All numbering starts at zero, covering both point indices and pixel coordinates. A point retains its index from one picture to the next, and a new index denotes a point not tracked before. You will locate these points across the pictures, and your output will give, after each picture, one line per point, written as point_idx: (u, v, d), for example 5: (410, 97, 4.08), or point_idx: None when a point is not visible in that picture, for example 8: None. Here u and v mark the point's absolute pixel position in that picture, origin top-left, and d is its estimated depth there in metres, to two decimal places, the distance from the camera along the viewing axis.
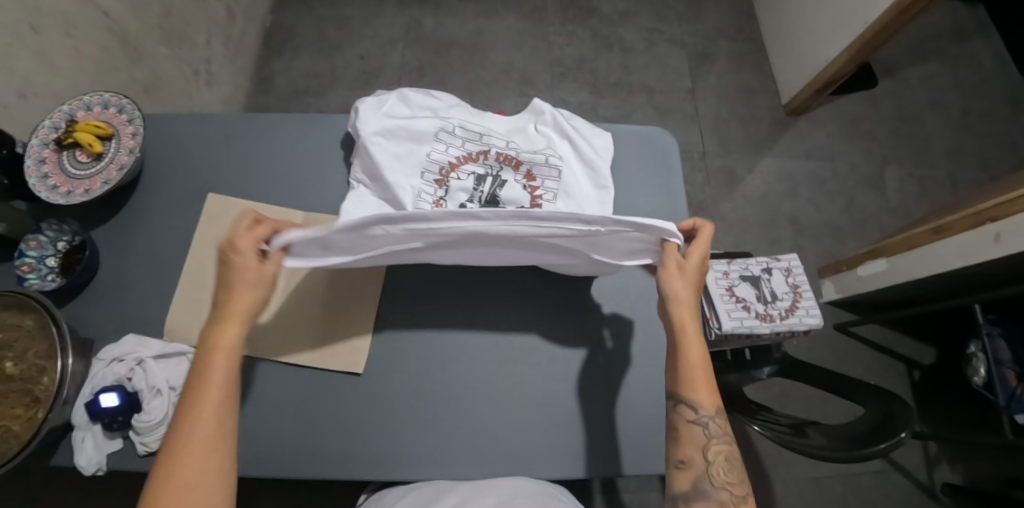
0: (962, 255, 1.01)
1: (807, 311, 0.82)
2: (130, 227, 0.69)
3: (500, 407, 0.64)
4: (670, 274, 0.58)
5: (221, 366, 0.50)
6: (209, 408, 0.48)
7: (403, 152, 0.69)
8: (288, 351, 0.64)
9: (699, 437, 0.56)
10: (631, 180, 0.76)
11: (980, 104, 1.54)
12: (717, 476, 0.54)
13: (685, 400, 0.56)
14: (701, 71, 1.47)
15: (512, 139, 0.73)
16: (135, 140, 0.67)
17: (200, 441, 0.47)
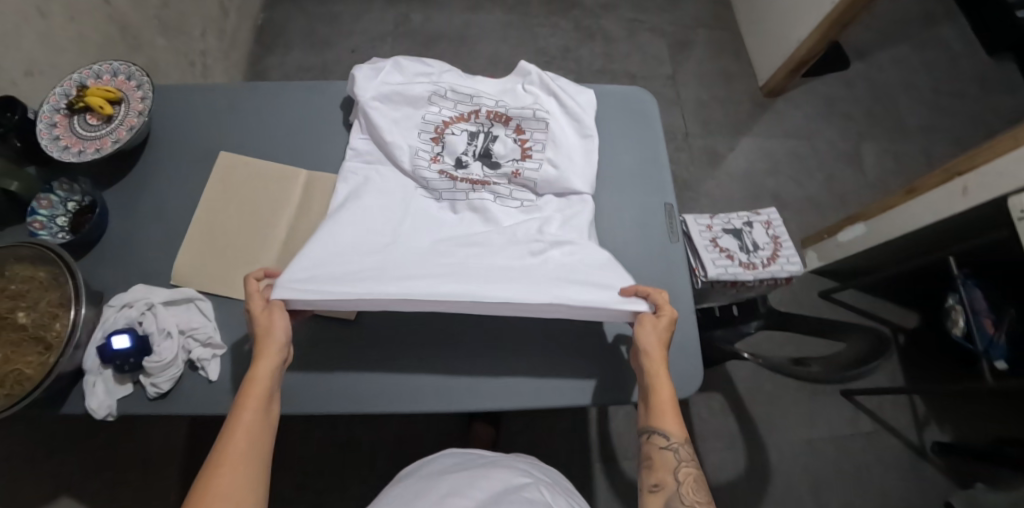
0: (931, 211, 1.06)
1: (787, 259, 0.87)
2: (138, 187, 0.72)
3: (499, 343, 0.67)
4: (644, 326, 0.62)
5: (256, 396, 0.54)
6: (245, 426, 0.52)
7: (400, 116, 0.74)
8: None
9: (670, 461, 0.57)
10: (614, 133, 0.81)
11: (949, 84, 1.62)
12: (687, 496, 0.55)
13: (654, 428, 0.58)
14: (681, 57, 1.53)
15: (501, 98, 0.77)
16: (145, 104, 0.70)
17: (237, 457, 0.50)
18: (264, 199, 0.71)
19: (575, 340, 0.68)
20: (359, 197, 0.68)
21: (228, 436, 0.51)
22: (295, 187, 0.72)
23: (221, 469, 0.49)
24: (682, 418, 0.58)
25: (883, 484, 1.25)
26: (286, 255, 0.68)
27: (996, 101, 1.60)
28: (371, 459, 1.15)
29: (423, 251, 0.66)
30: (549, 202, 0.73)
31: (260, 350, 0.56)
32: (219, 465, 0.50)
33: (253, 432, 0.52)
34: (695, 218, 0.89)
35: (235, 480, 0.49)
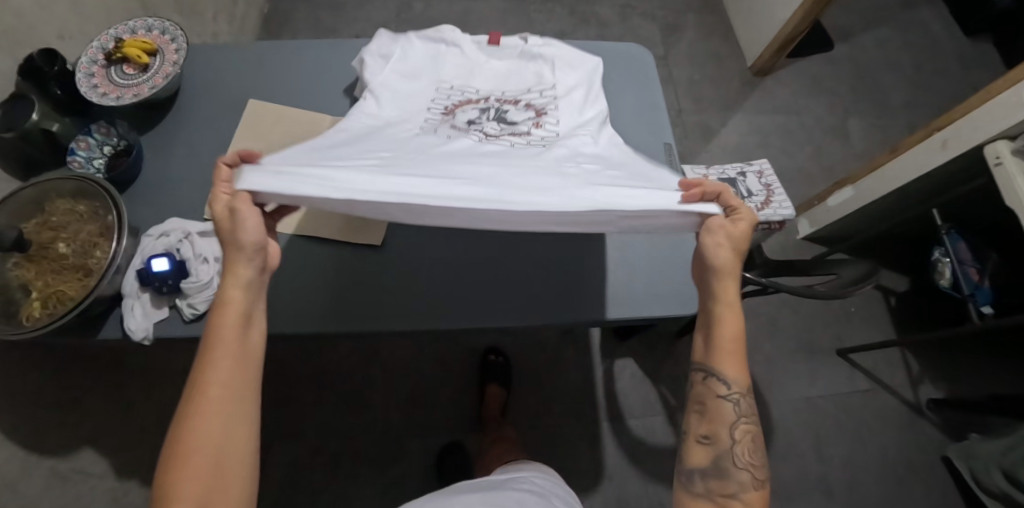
0: (914, 167, 1.12)
1: (780, 205, 0.91)
2: (171, 133, 0.76)
3: (516, 269, 0.71)
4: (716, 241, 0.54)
5: (228, 322, 0.51)
6: (220, 354, 0.50)
7: (409, 93, 0.70)
8: (319, 230, 0.71)
9: (728, 414, 0.54)
10: (617, 85, 0.86)
11: (930, 63, 1.70)
12: (741, 457, 0.53)
13: (719, 377, 0.55)
14: (672, 40, 1.60)
15: (507, 81, 0.74)
16: (178, 55, 0.74)
17: (216, 386, 0.50)
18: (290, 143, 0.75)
19: (591, 268, 0.72)
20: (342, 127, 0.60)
21: (209, 359, 0.50)
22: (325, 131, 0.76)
23: (206, 399, 0.49)
24: (750, 369, 0.55)
25: (881, 438, 1.29)
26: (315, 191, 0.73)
27: (975, 79, 1.68)
28: (386, 421, 1.17)
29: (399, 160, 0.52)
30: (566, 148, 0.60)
31: (232, 262, 0.52)
32: (196, 397, 0.49)
33: (239, 354, 0.51)
34: (692, 169, 0.95)
35: (216, 409, 0.49)
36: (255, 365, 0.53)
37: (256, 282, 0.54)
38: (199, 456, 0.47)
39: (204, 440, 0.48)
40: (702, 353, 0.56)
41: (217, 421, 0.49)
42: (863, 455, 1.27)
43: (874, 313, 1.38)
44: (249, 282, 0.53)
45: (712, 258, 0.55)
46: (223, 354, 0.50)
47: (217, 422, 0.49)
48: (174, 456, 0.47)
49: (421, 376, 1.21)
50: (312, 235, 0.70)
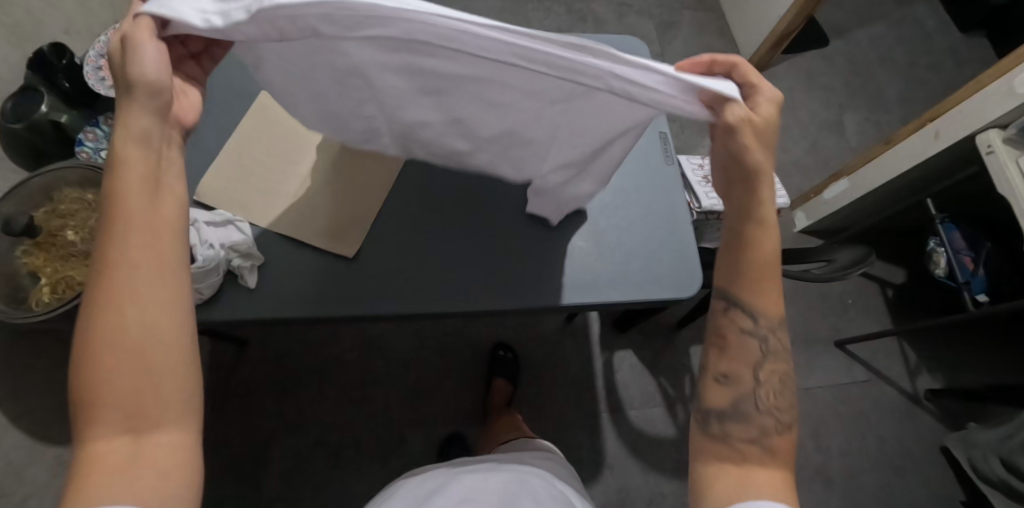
0: (906, 158, 1.14)
1: None
2: None
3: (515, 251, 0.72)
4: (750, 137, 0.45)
5: (133, 193, 0.38)
6: (132, 236, 0.38)
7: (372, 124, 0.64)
8: (309, 225, 0.71)
9: (753, 352, 0.51)
10: None
11: (924, 58, 1.72)
12: (765, 399, 0.50)
13: (746, 308, 0.51)
14: (668, 37, 1.62)
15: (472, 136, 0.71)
16: None
17: (129, 276, 0.37)
18: (284, 138, 0.75)
19: (589, 253, 0.74)
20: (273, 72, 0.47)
21: (115, 241, 0.37)
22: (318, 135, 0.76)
23: (112, 282, 0.37)
24: (785, 301, 0.51)
25: (880, 428, 1.30)
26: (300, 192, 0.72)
27: (967, 73, 1.70)
28: (388, 414, 1.18)
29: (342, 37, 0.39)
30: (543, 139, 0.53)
31: (128, 114, 0.38)
32: (104, 290, 0.37)
33: (148, 224, 0.38)
34: (688, 160, 0.97)
35: (136, 309, 0.37)
36: (174, 238, 0.40)
37: (162, 137, 0.40)
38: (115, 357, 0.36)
39: (124, 340, 0.36)
40: (727, 278, 0.52)
41: (139, 321, 0.37)
42: (863, 444, 1.28)
43: (873, 304, 1.39)
44: (157, 140, 0.39)
45: (747, 159, 0.46)
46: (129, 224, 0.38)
47: (139, 321, 0.37)
48: (88, 362, 0.36)
49: (423, 369, 1.22)
50: (302, 235, 0.70)
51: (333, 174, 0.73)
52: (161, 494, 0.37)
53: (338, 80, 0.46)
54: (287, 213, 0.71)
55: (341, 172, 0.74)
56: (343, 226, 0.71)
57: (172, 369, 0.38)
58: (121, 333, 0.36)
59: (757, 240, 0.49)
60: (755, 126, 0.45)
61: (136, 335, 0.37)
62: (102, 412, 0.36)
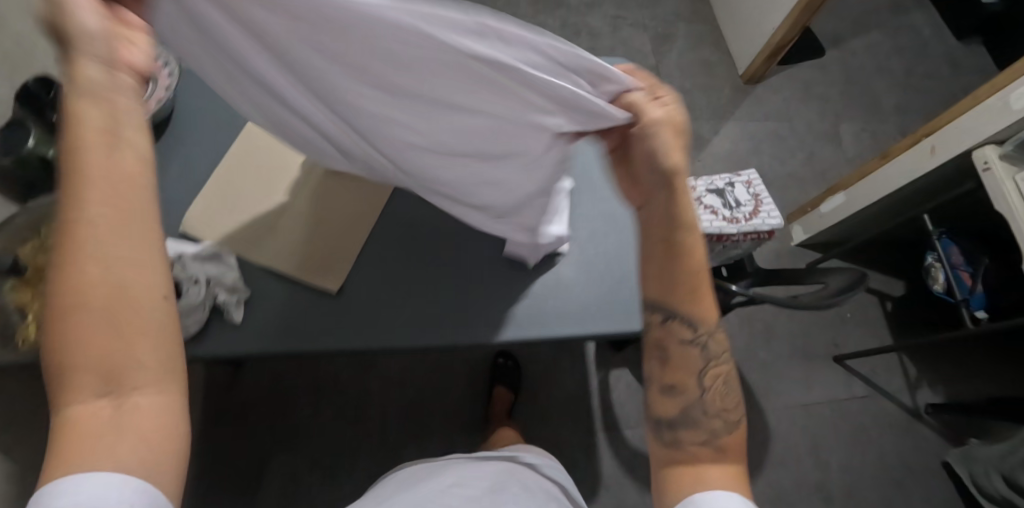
0: (902, 172, 1.13)
1: (769, 213, 0.92)
2: (162, 152, 0.77)
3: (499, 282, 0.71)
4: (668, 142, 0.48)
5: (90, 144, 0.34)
6: (91, 189, 0.34)
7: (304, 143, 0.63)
8: (290, 260, 0.70)
9: (694, 362, 0.52)
10: None
11: (921, 66, 1.71)
12: (712, 403, 0.51)
13: (684, 319, 0.51)
14: (663, 50, 1.61)
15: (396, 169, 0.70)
16: (170, 81, 0.76)
17: (101, 228, 0.33)
18: (271, 171, 0.75)
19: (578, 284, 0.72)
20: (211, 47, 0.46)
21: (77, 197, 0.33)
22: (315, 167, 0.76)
23: (77, 248, 0.33)
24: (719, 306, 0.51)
25: (880, 442, 1.29)
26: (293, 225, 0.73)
27: (965, 81, 1.69)
28: (382, 434, 1.18)
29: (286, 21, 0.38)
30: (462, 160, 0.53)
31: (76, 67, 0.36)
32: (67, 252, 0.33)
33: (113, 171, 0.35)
34: None
35: (112, 263, 0.33)
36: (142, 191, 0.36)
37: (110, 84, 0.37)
38: (91, 317, 0.33)
39: (102, 297, 0.33)
40: (663, 291, 0.51)
41: (122, 273, 0.34)
42: (862, 460, 1.27)
43: (871, 317, 1.38)
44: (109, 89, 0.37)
45: (664, 161, 0.48)
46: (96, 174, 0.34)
47: (121, 275, 0.34)
48: (66, 329, 0.33)
49: (417, 388, 1.22)
50: (283, 270, 0.70)
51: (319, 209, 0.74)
52: (147, 458, 0.34)
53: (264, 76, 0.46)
54: (270, 247, 0.71)
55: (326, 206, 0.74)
56: (330, 257, 0.71)
57: (146, 331, 0.35)
58: (100, 298, 0.33)
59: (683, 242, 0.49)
60: (672, 132, 0.48)
61: (118, 292, 0.33)
62: (81, 374, 0.33)
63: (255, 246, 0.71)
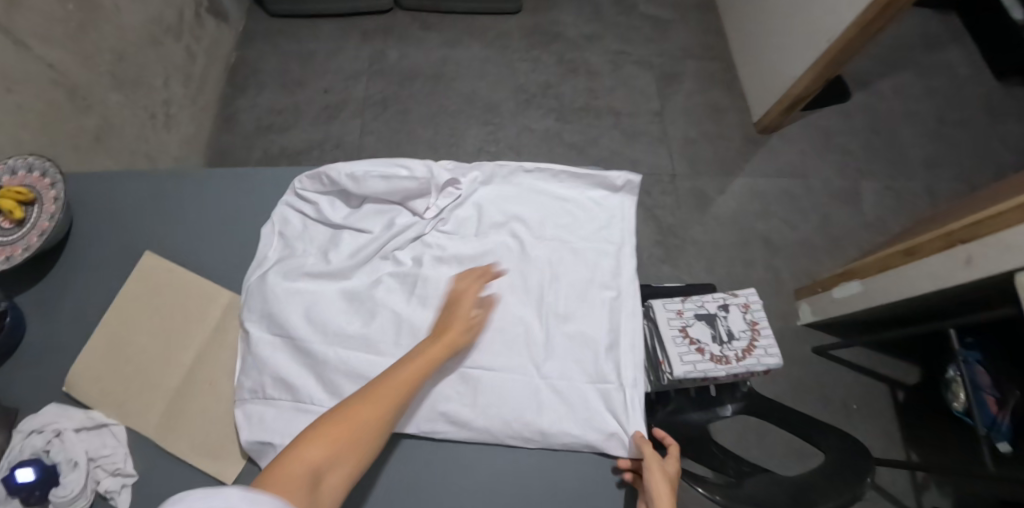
0: (934, 278, 0.98)
1: (765, 351, 0.81)
2: (55, 289, 0.68)
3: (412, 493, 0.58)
4: (657, 478, 0.53)
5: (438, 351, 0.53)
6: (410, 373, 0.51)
7: (297, 295, 0.61)
8: (173, 438, 0.60)
9: None
10: (573, 225, 0.70)
11: (955, 112, 1.49)
12: None
13: None
14: (669, 92, 1.44)
15: (297, 378, 0.58)
16: (57, 204, 0.66)
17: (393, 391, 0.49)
18: (169, 321, 0.65)
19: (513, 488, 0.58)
20: (454, 166, 0.70)
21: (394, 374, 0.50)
22: (214, 311, 0.65)
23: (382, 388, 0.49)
24: None
25: None
26: (182, 388, 0.62)
27: (1004, 131, 1.47)
28: None
29: (562, 190, 0.72)
30: (495, 339, 0.63)
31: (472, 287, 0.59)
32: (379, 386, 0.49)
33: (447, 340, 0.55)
34: (664, 304, 0.85)
35: (372, 411, 0.47)
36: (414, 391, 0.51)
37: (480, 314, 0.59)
38: (365, 406, 0.47)
39: (364, 426, 0.46)
40: None
41: (372, 417, 0.47)
42: None
43: (879, 412, 1.23)
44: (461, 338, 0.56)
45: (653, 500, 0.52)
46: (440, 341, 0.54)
47: (372, 416, 0.47)
48: (345, 415, 0.46)
49: None
50: (166, 449, 0.60)
51: (214, 373, 0.63)
52: None
53: (453, 223, 0.68)
54: (151, 417, 0.61)
55: (229, 372, 0.63)
56: (204, 431, 0.61)
57: (355, 459, 0.45)
58: (363, 420, 0.46)
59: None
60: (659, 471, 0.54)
61: (366, 431, 0.46)
62: (317, 442, 0.44)
63: (143, 415, 0.61)
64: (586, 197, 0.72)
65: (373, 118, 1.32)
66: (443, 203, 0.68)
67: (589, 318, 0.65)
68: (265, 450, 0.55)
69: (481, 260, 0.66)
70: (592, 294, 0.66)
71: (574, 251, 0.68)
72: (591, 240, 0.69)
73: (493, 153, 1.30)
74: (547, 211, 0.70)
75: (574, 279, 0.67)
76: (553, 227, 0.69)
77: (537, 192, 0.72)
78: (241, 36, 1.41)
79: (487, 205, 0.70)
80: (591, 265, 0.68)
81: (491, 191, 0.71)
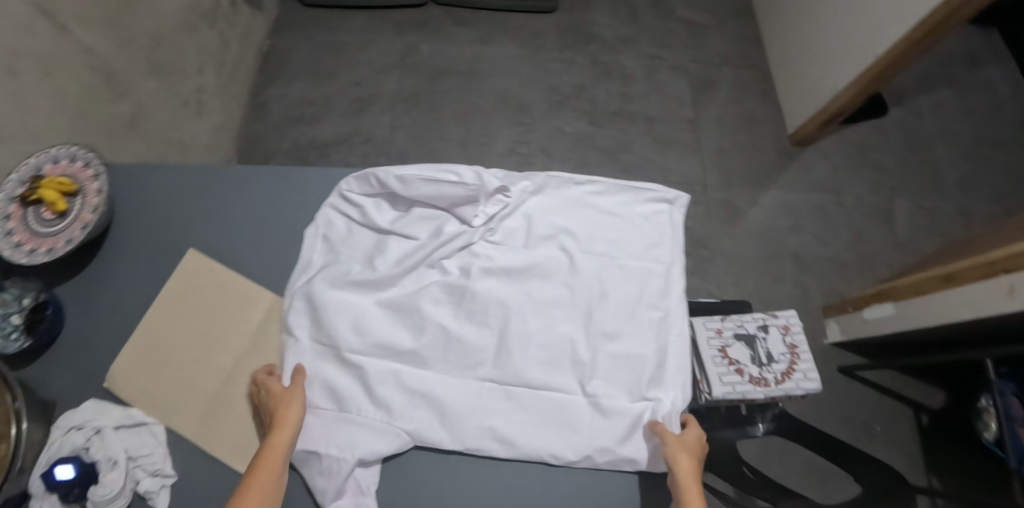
0: (973, 306, 0.94)
1: (804, 375, 0.80)
2: (95, 281, 0.67)
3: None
4: (673, 446, 0.54)
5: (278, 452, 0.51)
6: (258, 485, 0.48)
7: (342, 304, 0.61)
8: (213, 441, 0.60)
9: None
10: (622, 240, 0.68)
11: (995, 132, 1.44)
12: None
13: None
14: (703, 99, 1.42)
15: (340, 388, 0.58)
16: (100, 197, 0.65)
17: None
18: (211, 321, 0.64)
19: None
20: (504, 175, 0.69)
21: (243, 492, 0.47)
22: (256, 313, 0.65)
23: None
24: None
25: None
26: (222, 390, 0.62)
27: None
28: None
29: (611, 205, 0.70)
30: (544, 356, 0.61)
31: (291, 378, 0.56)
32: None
33: (288, 422, 0.53)
34: (703, 321, 0.84)
35: None
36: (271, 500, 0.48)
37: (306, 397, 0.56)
38: None
39: None
40: None
41: None
42: None
43: (902, 435, 1.21)
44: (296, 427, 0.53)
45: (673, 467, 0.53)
46: (280, 423, 0.52)
47: None
48: None
49: None
50: (206, 451, 0.59)
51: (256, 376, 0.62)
52: None
53: (500, 234, 0.67)
54: (190, 417, 0.61)
55: None
56: (244, 435, 0.60)
57: None
58: None
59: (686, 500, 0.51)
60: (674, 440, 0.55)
61: None
62: None
63: (182, 415, 0.61)
64: (635, 213, 0.70)
65: (404, 113, 1.30)
66: (492, 213, 0.66)
67: (637, 338, 0.64)
68: (311, 459, 0.54)
69: (528, 273, 0.65)
70: (640, 313, 0.65)
71: (623, 267, 0.67)
72: (640, 257, 0.68)
73: (524, 154, 1.29)
74: (596, 224, 0.69)
75: (622, 297, 0.65)
76: (602, 241, 0.68)
77: (587, 203, 0.70)
78: (274, 24, 1.39)
79: (535, 215, 0.68)
80: (639, 283, 0.66)
81: (540, 200, 0.69)
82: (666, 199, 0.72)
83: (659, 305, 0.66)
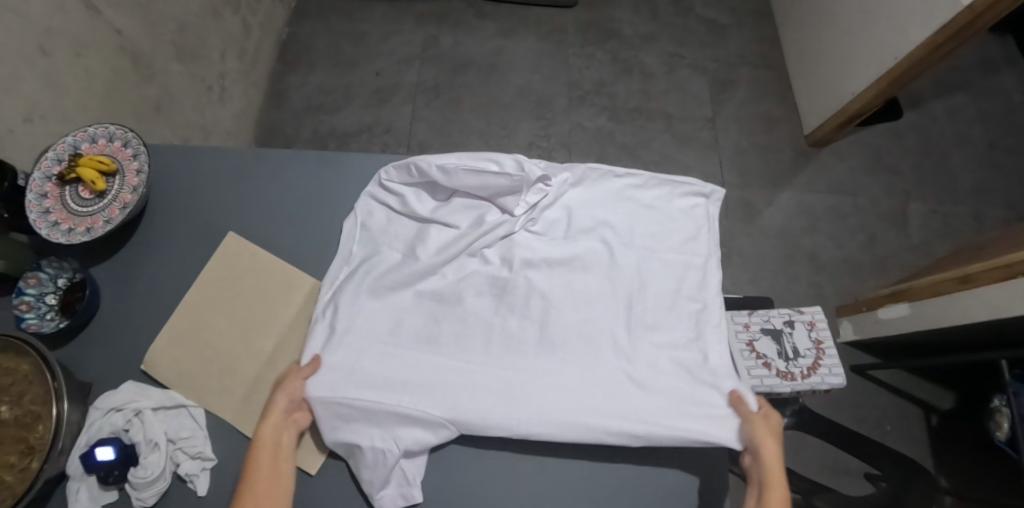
0: (988, 308, 0.94)
1: (830, 370, 0.80)
2: (132, 262, 0.67)
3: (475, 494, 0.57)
4: (756, 427, 0.55)
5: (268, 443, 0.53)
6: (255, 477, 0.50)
7: (385, 293, 0.63)
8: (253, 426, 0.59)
9: None
10: (660, 233, 0.68)
11: (1008, 138, 1.45)
12: None
13: None
14: (722, 98, 1.42)
15: (378, 374, 0.58)
16: (139, 177, 0.64)
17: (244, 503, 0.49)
18: (250, 306, 0.64)
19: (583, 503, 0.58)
20: (546, 164, 0.68)
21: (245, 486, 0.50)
22: (296, 299, 0.64)
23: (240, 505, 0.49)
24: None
25: None
26: (262, 375, 0.61)
27: None
28: None
29: (650, 198, 0.70)
30: (583, 349, 0.61)
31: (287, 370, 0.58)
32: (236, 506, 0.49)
33: (275, 413, 0.54)
34: (731, 315, 0.84)
35: None
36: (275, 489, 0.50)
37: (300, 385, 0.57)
38: None
39: None
40: None
41: None
42: None
43: (911, 436, 1.22)
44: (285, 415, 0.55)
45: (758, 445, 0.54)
46: (267, 415, 0.54)
47: None
48: None
49: None
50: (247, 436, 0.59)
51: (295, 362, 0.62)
52: None
53: (539, 224, 0.67)
54: (230, 400, 0.60)
55: None
56: None
57: None
58: None
59: (770, 482, 0.52)
60: (758, 420, 0.56)
61: None
62: None
63: (223, 399, 0.60)
64: (672, 206, 0.70)
65: (425, 105, 1.30)
66: (534, 202, 0.66)
67: (677, 329, 0.64)
68: (354, 451, 0.55)
69: (566, 265, 0.65)
70: (680, 304, 0.65)
71: (662, 261, 0.67)
72: (679, 251, 0.67)
73: (544, 148, 1.29)
74: (635, 218, 0.69)
75: (661, 289, 0.65)
76: (641, 232, 0.68)
77: (626, 194, 0.70)
78: (294, 12, 1.39)
79: (573, 208, 0.69)
80: (679, 276, 0.66)
81: (579, 193, 0.69)
82: (704, 192, 0.71)
83: (699, 297, 0.66)
